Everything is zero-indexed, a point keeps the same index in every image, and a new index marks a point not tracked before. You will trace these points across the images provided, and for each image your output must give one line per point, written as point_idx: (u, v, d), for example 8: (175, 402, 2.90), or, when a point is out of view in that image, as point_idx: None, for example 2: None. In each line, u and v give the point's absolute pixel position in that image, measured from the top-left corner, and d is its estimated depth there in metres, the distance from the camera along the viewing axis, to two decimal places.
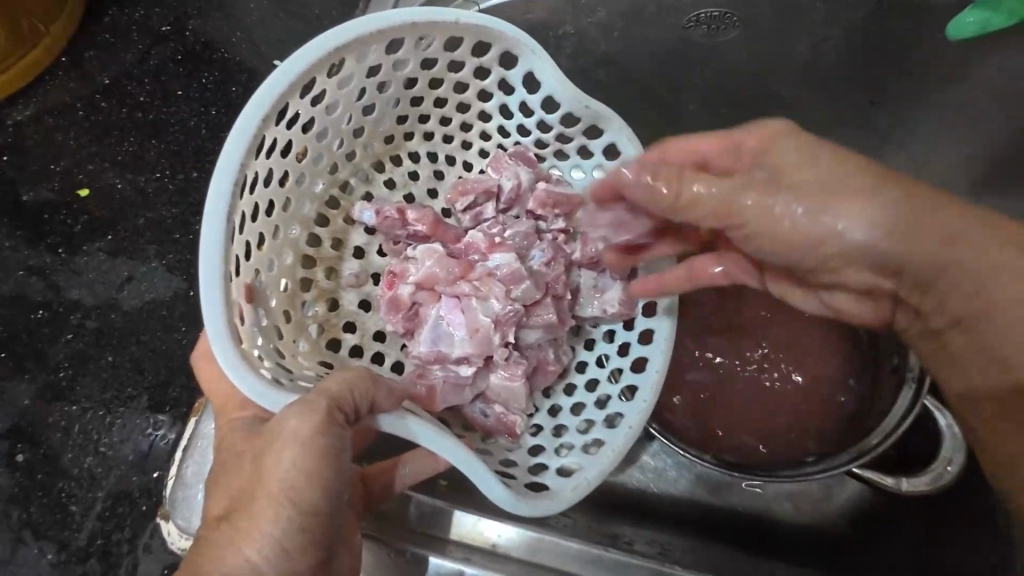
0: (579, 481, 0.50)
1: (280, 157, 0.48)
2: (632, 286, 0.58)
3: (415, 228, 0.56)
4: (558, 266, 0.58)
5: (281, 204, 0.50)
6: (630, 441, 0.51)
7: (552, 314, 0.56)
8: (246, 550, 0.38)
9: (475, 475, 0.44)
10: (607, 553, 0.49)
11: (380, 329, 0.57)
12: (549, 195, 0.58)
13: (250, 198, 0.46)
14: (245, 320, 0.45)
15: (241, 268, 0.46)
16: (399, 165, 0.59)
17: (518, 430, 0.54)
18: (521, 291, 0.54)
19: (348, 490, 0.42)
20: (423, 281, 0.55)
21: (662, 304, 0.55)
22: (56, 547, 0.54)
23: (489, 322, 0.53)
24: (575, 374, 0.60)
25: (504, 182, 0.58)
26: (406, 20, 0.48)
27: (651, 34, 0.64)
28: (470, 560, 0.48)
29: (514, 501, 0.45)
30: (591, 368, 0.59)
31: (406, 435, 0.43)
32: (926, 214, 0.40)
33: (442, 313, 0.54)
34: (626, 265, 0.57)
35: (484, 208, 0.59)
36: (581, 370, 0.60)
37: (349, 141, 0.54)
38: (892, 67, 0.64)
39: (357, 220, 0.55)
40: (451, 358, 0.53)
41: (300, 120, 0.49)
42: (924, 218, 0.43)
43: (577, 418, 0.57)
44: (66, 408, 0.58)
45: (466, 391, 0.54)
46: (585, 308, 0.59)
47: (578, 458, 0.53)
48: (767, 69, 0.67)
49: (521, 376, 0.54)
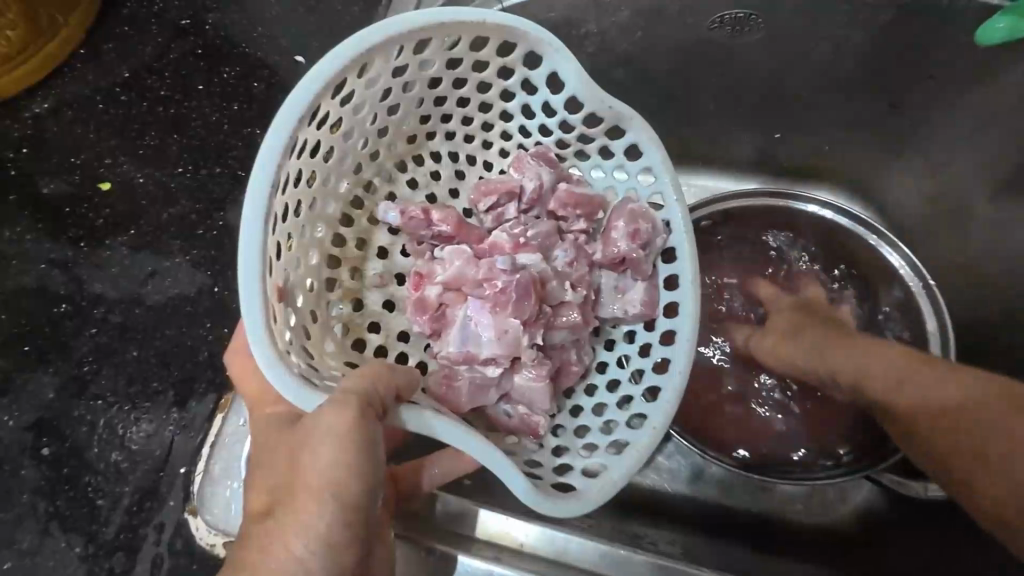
0: (605, 482, 0.50)
1: (309, 156, 0.48)
2: (654, 286, 0.58)
3: (440, 228, 0.56)
4: (580, 267, 0.59)
5: (308, 205, 0.50)
6: (654, 441, 0.51)
7: (577, 314, 0.56)
8: (285, 547, 0.39)
9: (502, 470, 0.44)
10: (633, 554, 0.50)
11: (404, 329, 0.57)
12: (570, 196, 0.58)
13: (282, 199, 0.45)
14: (277, 319, 0.45)
15: (272, 269, 0.46)
16: (420, 165, 0.59)
17: (542, 430, 0.54)
18: (549, 291, 0.56)
19: (381, 487, 0.43)
20: (450, 282, 0.55)
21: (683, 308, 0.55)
22: (84, 540, 0.55)
23: (519, 325, 0.53)
24: (596, 374, 0.60)
25: (526, 180, 0.58)
26: (435, 20, 0.48)
27: (676, 34, 0.64)
28: (499, 558, 0.48)
29: (543, 500, 0.45)
30: (612, 369, 0.60)
31: (425, 432, 0.44)
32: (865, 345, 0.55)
33: (470, 314, 0.54)
34: (649, 266, 0.57)
35: (506, 209, 0.59)
36: (602, 370, 0.60)
37: (374, 140, 0.54)
38: (915, 71, 0.64)
39: (382, 220, 0.56)
40: (479, 358, 0.54)
41: (329, 121, 0.49)
42: (886, 372, 0.51)
43: (599, 418, 0.57)
44: (91, 402, 0.58)
45: (490, 392, 0.55)
46: (606, 308, 0.59)
47: (603, 458, 0.53)
48: (789, 74, 0.67)
49: (546, 376, 0.54)
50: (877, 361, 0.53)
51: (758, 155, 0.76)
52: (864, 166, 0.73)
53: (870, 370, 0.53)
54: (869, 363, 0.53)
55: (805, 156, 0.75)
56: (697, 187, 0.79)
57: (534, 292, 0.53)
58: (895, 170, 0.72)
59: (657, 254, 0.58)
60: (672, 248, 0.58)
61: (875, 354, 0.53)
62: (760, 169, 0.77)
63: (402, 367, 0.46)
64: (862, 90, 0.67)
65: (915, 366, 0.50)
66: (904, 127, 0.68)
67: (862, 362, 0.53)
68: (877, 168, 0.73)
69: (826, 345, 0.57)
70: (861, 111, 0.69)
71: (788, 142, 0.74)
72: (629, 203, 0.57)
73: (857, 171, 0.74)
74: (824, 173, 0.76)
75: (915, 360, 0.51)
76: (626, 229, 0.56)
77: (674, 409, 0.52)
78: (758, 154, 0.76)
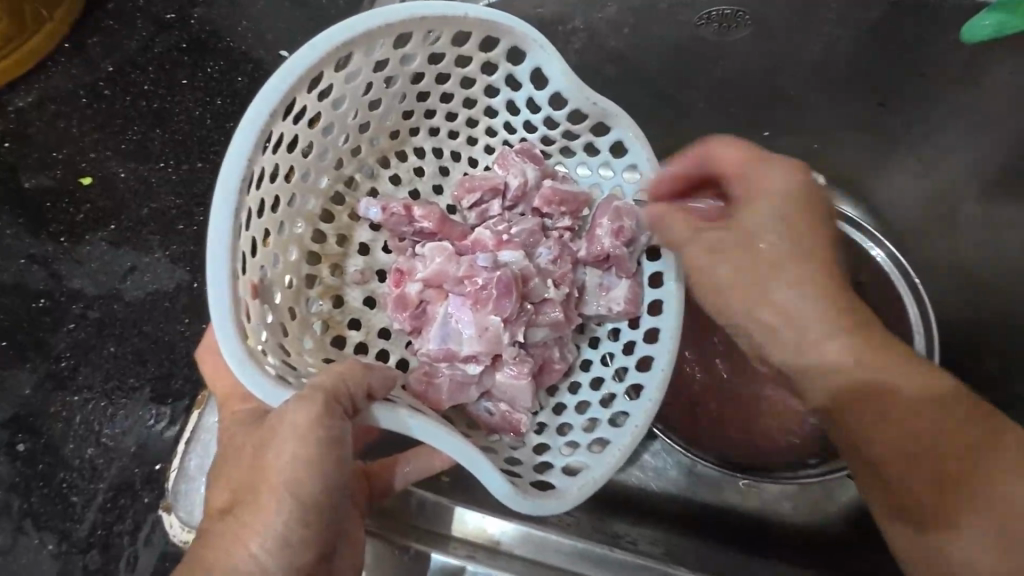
0: (584, 482, 0.50)
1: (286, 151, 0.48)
2: (638, 284, 0.58)
3: (421, 224, 0.55)
4: (564, 264, 0.58)
5: (286, 201, 0.50)
6: (634, 440, 0.51)
7: (560, 312, 0.56)
8: (250, 544, 0.39)
9: (475, 466, 0.43)
10: (611, 553, 0.50)
11: (385, 326, 0.57)
12: (555, 193, 0.58)
13: (257, 194, 0.45)
14: (251, 316, 0.45)
15: (246, 266, 0.45)
16: (403, 162, 0.59)
17: (523, 428, 0.54)
18: (531, 288, 0.55)
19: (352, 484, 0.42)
20: (431, 278, 0.54)
21: (667, 306, 0.55)
22: (58, 538, 0.54)
23: (499, 323, 0.53)
24: (580, 372, 0.60)
25: (509, 177, 0.57)
26: (413, 14, 0.47)
27: (663, 30, 0.64)
28: (474, 556, 0.48)
29: (519, 500, 0.45)
30: (597, 367, 0.59)
31: (400, 429, 0.43)
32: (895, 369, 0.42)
33: (451, 311, 0.54)
34: (632, 263, 0.57)
35: (490, 206, 0.58)
36: (586, 368, 0.60)
37: (355, 136, 0.54)
38: (901, 70, 0.63)
39: (362, 216, 0.55)
40: (460, 356, 0.53)
41: (307, 116, 0.48)
42: (905, 399, 0.41)
43: (582, 416, 0.57)
44: (68, 398, 0.58)
45: (471, 390, 0.54)
46: (591, 306, 0.59)
47: (585, 457, 0.53)
48: (776, 71, 0.66)
49: (527, 374, 0.54)
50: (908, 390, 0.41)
51: None
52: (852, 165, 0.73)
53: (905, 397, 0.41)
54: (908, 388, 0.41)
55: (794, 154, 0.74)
56: None
57: (515, 289, 0.53)
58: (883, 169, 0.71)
59: (642, 251, 0.58)
60: (656, 246, 0.58)
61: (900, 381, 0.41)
62: None
63: (380, 364, 0.45)
64: (849, 87, 0.66)
65: (924, 388, 0.42)
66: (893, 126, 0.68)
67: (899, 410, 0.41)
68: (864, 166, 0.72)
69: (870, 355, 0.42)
70: (848, 110, 0.68)
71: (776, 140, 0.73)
72: (613, 200, 0.57)
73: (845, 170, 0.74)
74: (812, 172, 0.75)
75: (932, 383, 0.42)
76: (610, 226, 0.56)
77: (653, 408, 0.52)
78: None
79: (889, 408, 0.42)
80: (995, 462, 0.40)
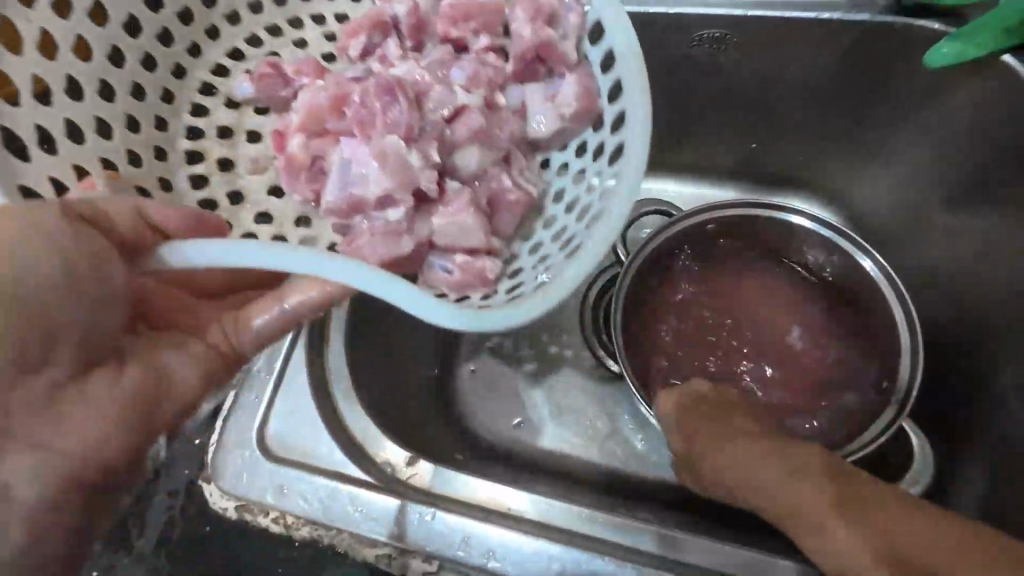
0: (539, 292, 0.42)
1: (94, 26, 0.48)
2: (588, 79, 0.53)
3: (299, 81, 0.54)
4: (483, 78, 0.55)
5: (155, 91, 0.52)
6: (613, 232, 0.43)
7: (477, 118, 0.53)
8: None
9: (287, 262, 0.35)
10: (611, 517, 0.49)
11: (302, 215, 0.55)
12: (461, 8, 0.56)
13: (47, 63, 0.45)
14: (70, 182, 0.45)
15: (66, 147, 0.45)
16: (280, 8, 0.58)
17: (489, 274, 0.50)
18: (437, 103, 0.53)
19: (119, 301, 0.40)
20: (306, 122, 0.53)
21: (620, 77, 0.49)
22: None
23: (397, 139, 0.50)
24: (552, 206, 0.55)
25: (397, 10, 0.56)
26: None
27: (656, 50, 0.69)
28: (488, 519, 0.48)
29: (362, 275, 0.36)
30: (556, 184, 0.56)
31: (192, 264, 0.37)
32: (750, 453, 0.49)
33: (344, 153, 0.51)
34: (571, 53, 0.53)
35: (386, 46, 0.57)
36: (557, 200, 0.55)
37: (201, 11, 0.54)
38: (876, 89, 0.69)
39: (235, 94, 0.54)
40: (366, 198, 0.50)
41: None
42: (758, 476, 0.47)
43: (550, 233, 0.53)
44: None
45: (404, 239, 0.51)
46: (538, 117, 0.55)
47: (554, 270, 0.46)
48: (763, 88, 0.72)
49: (465, 206, 0.51)
50: (771, 484, 0.46)
51: (736, 164, 0.81)
52: (834, 176, 0.79)
53: (753, 486, 0.48)
54: (765, 485, 0.47)
55: (780, 163, 0.80)
56: (680, 191, 0.84)
57: (398, 93, 0.51)
58: (865, 177, 0.77)
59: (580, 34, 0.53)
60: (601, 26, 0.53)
61: (757, 484, 0.47)
62: (738, 177, 0.82)
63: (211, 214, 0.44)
64: (828, 102, 0.72)
65: (761, 463, 0.48)
66: (868, 139, 0.74)
67: (760, 486, 0.47)
68: (846, 176, 0.78)
69: (756, 457, 0.48)
70: (828, 123, 0.74)
71: (764, 151, 0.79)
72: None
73: (828, 180, 0.79)
74: (799, 180, 0.81)
75: (762, 450, 0.49)
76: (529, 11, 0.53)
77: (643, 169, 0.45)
78: (736, 162, 0.81)
79: (755, 493, 0.48)
80: (831, 490, 0.44)
